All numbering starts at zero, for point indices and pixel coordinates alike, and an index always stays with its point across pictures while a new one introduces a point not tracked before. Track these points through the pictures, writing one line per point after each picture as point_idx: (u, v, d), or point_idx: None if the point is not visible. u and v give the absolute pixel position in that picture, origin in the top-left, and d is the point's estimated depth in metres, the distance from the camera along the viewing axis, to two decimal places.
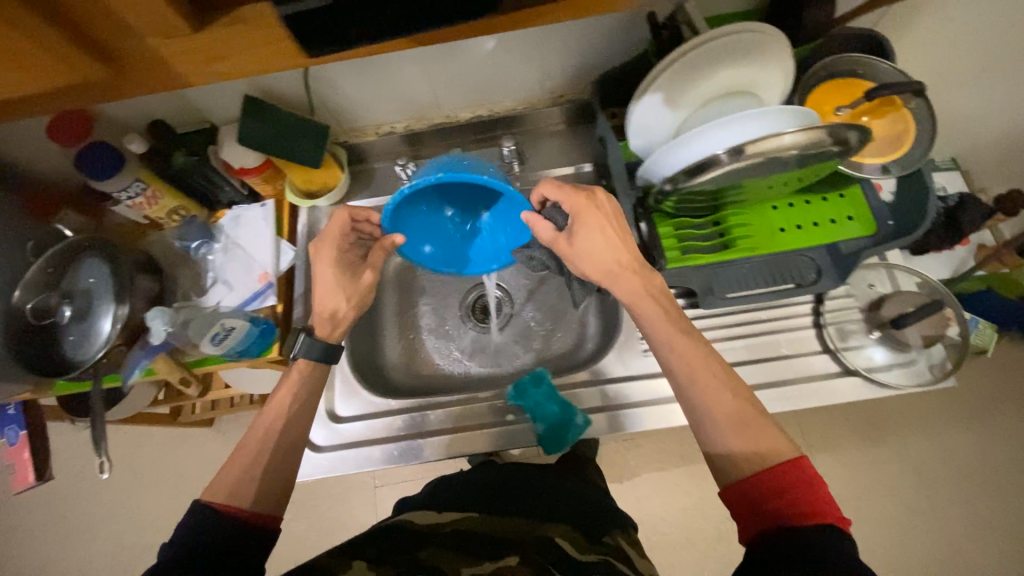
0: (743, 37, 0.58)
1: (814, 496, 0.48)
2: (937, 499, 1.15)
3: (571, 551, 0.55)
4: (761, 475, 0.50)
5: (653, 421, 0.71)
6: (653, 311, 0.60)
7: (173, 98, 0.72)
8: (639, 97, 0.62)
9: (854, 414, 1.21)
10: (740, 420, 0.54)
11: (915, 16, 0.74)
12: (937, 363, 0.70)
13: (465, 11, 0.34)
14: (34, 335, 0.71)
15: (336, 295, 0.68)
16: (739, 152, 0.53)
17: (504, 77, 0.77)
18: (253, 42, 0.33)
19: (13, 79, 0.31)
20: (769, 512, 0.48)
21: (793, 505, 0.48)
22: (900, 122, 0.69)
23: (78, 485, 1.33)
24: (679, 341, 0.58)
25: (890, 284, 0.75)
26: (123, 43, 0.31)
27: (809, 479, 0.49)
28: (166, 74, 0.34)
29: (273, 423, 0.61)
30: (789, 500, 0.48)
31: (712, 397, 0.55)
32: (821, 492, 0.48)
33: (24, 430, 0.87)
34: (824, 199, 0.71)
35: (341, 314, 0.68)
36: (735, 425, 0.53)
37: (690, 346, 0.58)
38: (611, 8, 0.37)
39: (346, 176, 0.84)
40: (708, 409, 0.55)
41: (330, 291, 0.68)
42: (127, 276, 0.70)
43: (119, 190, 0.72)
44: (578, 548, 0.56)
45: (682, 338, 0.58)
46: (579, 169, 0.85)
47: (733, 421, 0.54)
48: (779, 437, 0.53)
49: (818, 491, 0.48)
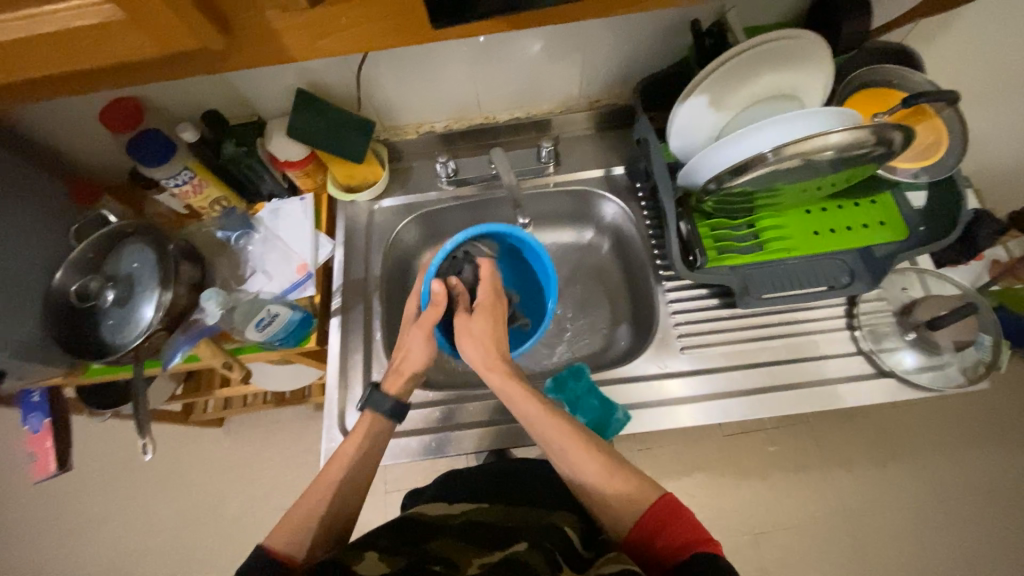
0: (785, 43, 0.61)
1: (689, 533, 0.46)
2: (953, 516, 1.14)
3: (578, 545, 0.54)
4: (635, 529, 0.49)
5: (645, 422, 0.70)
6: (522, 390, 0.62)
7: (225, 89, 0.75)
8: (684, 99, 0.64)
9: (870, 428, 1.21)
10: (610, 472, 0.54)
11: (943, 34, 0.77)
12: (970, 366, 0.71)
13: None
14: (74, 317, 0.72)
15: (418, 352, 0.67)
16: (780, 150, 0.55)
17: (544, 80, 0.79)
18: (354, 22, 0.37)
19: (142, 42, 0.34)
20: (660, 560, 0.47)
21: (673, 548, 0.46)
22: (932, 132, 0.71)
23: (85, 483, 1.31)
24: (550, 426, 0.59)
25: (920, 288, 0.76)
26: (244, 16, 0.35)
27: (677, 514, 0.48)
28: (272, 46, 0.38)
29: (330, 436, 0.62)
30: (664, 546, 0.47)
31: (577, 462, 0.56)
32: (681, 527, 0.47)
33: (49, 417, 0.86)
34: (856, 205, 0.73)
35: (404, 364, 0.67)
36: (610, 477, 0.54)
37: (554, 421, 0.59)
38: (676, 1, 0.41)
39: (386, 174, 0.86)
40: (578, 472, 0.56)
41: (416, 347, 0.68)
42: (172, 263, 0.71)
43: (167, 178, 0.74)
44: (582, 540, 0.55)
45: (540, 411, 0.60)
46: (611, 172, 0.87)
47: (602, 474, 0.55)
48: (646, 481, 0.54)
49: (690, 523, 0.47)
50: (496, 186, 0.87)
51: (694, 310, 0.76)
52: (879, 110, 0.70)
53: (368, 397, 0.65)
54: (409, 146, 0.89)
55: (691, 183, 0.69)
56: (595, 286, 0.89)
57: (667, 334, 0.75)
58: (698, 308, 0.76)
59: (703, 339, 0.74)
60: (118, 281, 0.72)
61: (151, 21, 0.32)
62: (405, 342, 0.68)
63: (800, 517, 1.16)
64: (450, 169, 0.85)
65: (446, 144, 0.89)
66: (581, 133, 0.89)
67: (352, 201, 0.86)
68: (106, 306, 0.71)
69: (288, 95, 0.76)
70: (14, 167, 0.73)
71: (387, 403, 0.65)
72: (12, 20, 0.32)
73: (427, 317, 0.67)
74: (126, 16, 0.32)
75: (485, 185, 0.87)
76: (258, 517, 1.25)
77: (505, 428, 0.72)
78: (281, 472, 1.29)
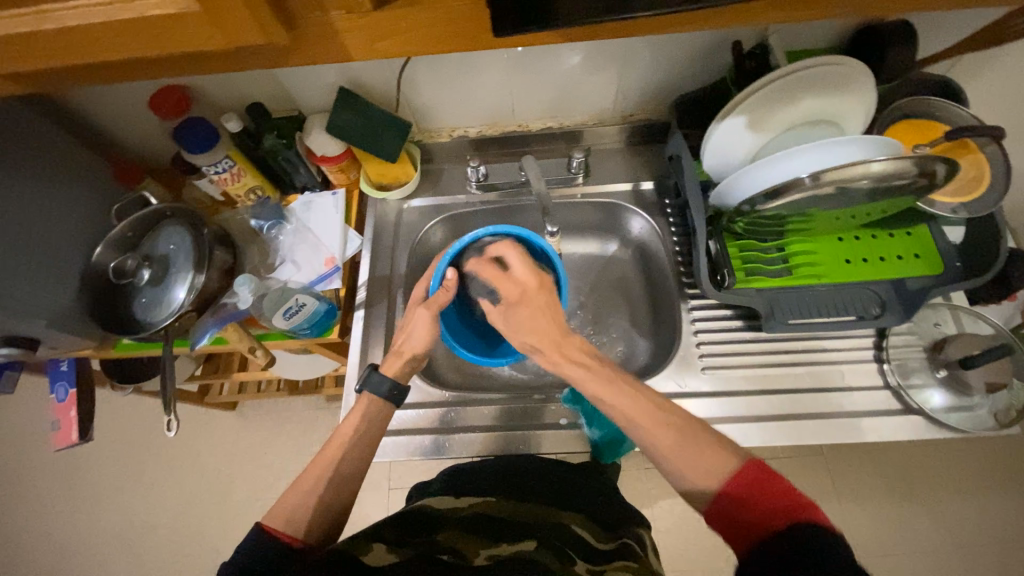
0: (829, 68, 0.61)
1: (783, 501, 0.43)
2: (971, 564, 1.10)
3: (590, 538, 0.54)
4: (718, 496, 0.46)
5: None
6: (577, 372, 0.56)
7: (271, 82, 0.77)
8: (722, 119, 0.64)
9: (887, 465, 1.18)
10: (681, 445, 0.49)
11: (990, 69, 0.76)
12: (1001, 410, 0.69)
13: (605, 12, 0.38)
14: (110, 293, 0.74)
15: (419, 336, 0.68)
16: (820, 175, 0.54)
17: (580, 92, 0.80)
18: (411, 27, 0.39)
19: (212, 34, 0.36)
20: (749, 525, 0.44)
21: (763, 516, 0.43)
22: (975, 167, 0.70)
23: (100, 455, 1.34)
24: (627, 403, 0.53)
25: (953, 326, 0.74)
26: (310, 15, 0.37)
27: (766, 477, 0.45)
28: (332, 44, 0.40)
29: (331, 449, 0.60)
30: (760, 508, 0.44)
31: (650, 428, 0.51)
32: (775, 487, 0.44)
33: (74, 388, 0.88)
34: (891, 235, 0.72)
35: (404, 348, 0.68)
36: (678, 450, 0.49)
37: (614, 395, 0.54)
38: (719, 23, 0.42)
39: (417, 175, 0.87)
40: (651, 441, 0.51)
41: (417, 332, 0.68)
42: (206, 247, 0.73)
43: (208, 165, 0.76)
44: (594, 535, 0.56)
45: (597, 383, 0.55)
46: (640, 186, 0.87)
47: (678, 447, 0.49)
48: (724, 450, 0.49)
49: (784, 490, 0.44)
50: (524, 193, 0.88)
51: (716, 331, 0.75)
52: (920, 141, 0.69)
53: (367, 378, 0.65)
54: (441, 148, 0.90)
55: (723, 202, 0.68)
56: (616, 298, 0.89)
57: (688, 353, 0.74)
58: (722, 329, 0.75)
59: (726, 360, 0.73)
60: (154, 261, 0.74)
61: (224, 15, 0.34)
62: (410, 322, 0.69)
63: None
64: (481, 173, 0.86)
65: (477, 148, 0.90)
66: (612, 146, 0.90)
67: (382, 199, 0.88)
68: (141, 284, 0.73)
69: (330, 92, 0.78)
70: (66, 145, 0.76)
71: (386, 385, 0.65)
72: (94, 5, 0.34)
73: (435, 302, 0.68)
74: (201, 8, 0.34)
75: (514, 191, 0.88)
76: (262, 503, 1.27)
77: (516, 434, 0.72)
78: (287, 460, 1.31)
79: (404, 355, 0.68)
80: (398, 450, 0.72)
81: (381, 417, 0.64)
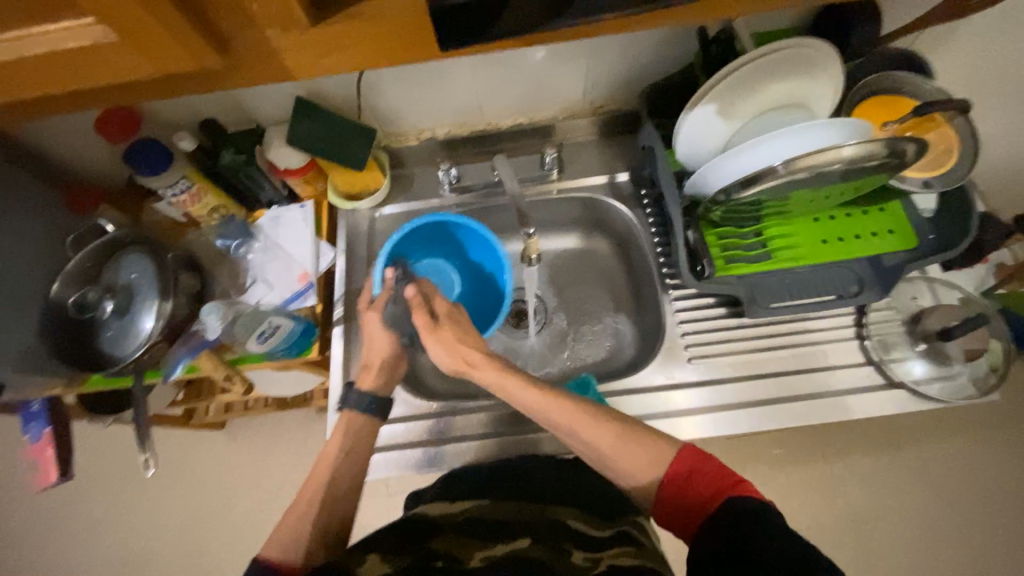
0: (791, 52, 0.60)
1: (719, 477, 0.48)
2: (956, 515, 1.15)
3: (587, 530, 0.54)
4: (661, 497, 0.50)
5: None
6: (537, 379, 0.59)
7: (223, 96, 0.73)
8: (691, 109, 0.63)
9: (873, 427, 1.21)
10: (624, 440, 0.54)
11: (956, 39, 0.76)
12: (980, 377, 0.70)
13: (544, 17, 0.38)
14: (75, 330, 0.70)
15: (381, 343, 0.66)
16: (791, 163, 0.54)
17: (547, 86, 0.78)
18: (351, 40, 0.38)
19: (137, 63, 0.35)
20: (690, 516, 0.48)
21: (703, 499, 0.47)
22: (943, 140, 0.71)
23: (88, 488, 1.30)
24: (557, 411, 0.57)
25: (930, 297, 0.75)
26: (241, 34, 0.36)
27: (700, 460, 0.50)
28: (272, 64, 0.39)
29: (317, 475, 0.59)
30: (699, 490, 0.48)
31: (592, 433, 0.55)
32: (711, 467, 0.49)
33: (48, 427, 0.85)
34: (864, 212, 0.72)
35: (370, 359, 0.66)
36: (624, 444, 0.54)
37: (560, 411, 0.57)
38: (663, 19, 0.42)
39: (388, 181, 0.84)
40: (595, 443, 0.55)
41: (383, 339, 0.66)
42: (171, 272, 0.70)
43: (165, 187, 0.73)
44: (593, 526, 0.56)
45: (541, 399, 0.58)
46: (614, 178, 0.85)
47: (619, 446, 0.54)
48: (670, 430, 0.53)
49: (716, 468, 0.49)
50: (498, 193, 0.86)
51: (699, 319, 0.75)
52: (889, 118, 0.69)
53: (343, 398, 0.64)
54: (411, 152, 0.87)
55: (698, 191, 0.68)
56: (599, 291, 0.89)
57: (674, 344, 0.74)
58: (705, 318, 0.75)
59: (711, 349, 0.73)
60: (117, 291, 0.70)
61: (143, 41, 0.33)
62: (366, 332, 0.67)
63: (807, 516, 1.16)
64: (453, 175, 0.84)
65: (448, 149, 0.88)
66: (584, 139, 0.88)
67: (353, 209, 0.85)
68: (106, 317, 0.70)
69: (287, 101, 0.75)
70: None
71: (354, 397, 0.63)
72: None
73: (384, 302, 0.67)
74: (118, 37, 0.33)
75: (489, 191, 0.86)
76: (260, 521, 1.25)
77: (509, 441, 0.71)
78: (282, 475, 1.29)
79: (376, 366, 0.66)
80: (390, 465, 0.71)
81: (365, 433, 0.64)
